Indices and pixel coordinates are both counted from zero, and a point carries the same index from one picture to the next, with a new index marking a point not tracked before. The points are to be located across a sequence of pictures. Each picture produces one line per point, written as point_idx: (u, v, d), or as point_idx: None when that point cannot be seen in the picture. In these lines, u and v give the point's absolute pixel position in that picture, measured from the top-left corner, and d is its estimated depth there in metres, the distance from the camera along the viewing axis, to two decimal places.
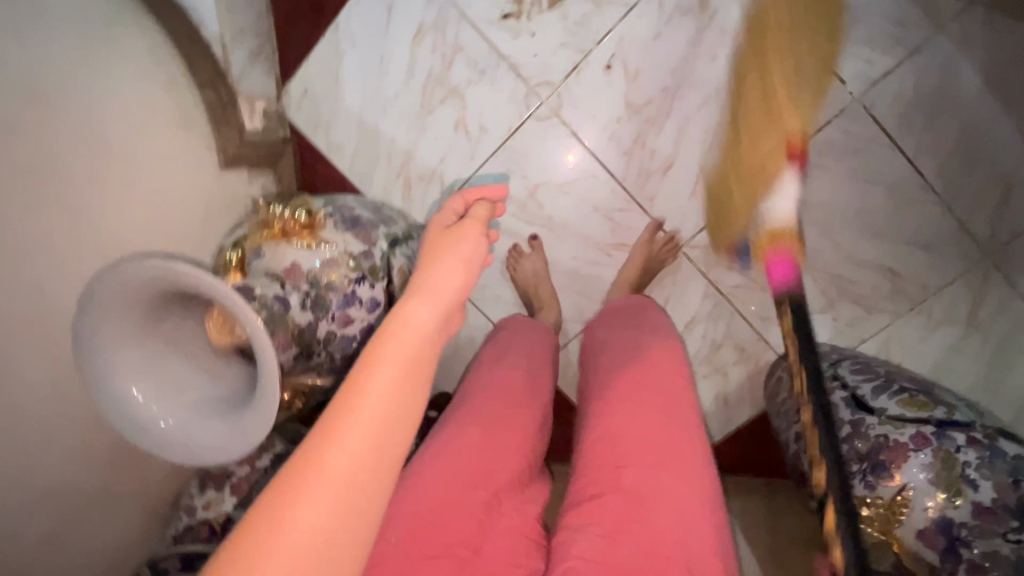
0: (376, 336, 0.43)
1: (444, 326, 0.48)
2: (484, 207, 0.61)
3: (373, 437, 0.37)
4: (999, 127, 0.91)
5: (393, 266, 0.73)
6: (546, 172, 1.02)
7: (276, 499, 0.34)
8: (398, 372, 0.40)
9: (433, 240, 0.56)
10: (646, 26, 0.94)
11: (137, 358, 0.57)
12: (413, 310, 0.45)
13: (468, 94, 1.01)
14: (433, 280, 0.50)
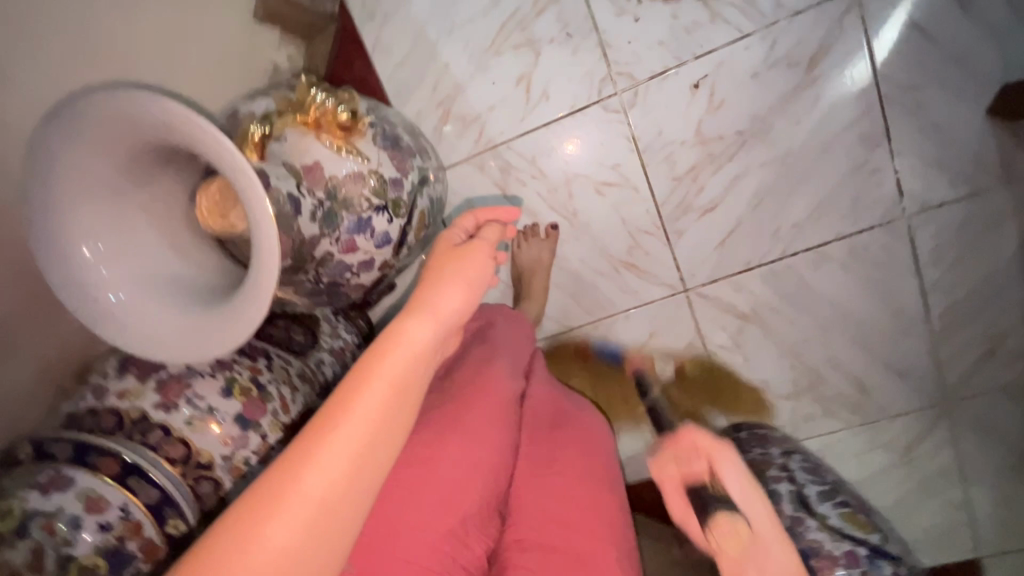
0: (370, 354, 0.43)
1: (436, 351, 0.48)
2: (492, 232, 0.58)
3: (352, 459, 0.38)
4: (1013, 293, 0.92)
5: (416, 206, 0.66)
6: (588, 164, 0.96)
7: (250, 512, 0.35)
8: (384, 397, 0.41)
9: (439, 257, 0.54)
10: (749, 61, 0.89)
11: (97, 211, 0.51)
12: (410, 331, 0.46)
13: (543, 52, 0.93)
14: (434, 298, 0.50)
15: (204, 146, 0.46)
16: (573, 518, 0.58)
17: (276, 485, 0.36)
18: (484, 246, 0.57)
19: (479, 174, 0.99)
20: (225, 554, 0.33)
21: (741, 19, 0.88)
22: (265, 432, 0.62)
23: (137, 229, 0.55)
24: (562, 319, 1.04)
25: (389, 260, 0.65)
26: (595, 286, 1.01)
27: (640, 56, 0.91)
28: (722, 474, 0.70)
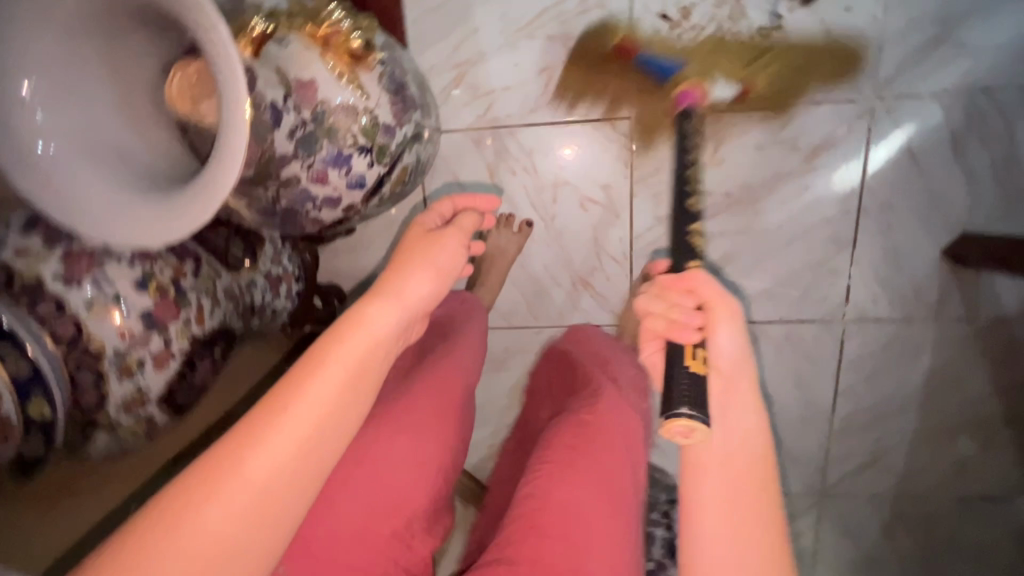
0: (329, 336, 0.45)
1: (398, 335, 0.51)
2: (468, 217, 0.65)
3: (299, 440, 0.39)
4: (906, 416, 1.00)
5: (400, 160, 0.63)
6: (580, 176, 0.96)
7: (186, 491, 0.35)
8: (341, 379, 0.43)
9: (415, 242, 0.60)
10: (758, 132, 0.91)
11: (52, 61, 0.49)
12: (371, 315, 0.48)
13: (573, 51, 0.91)
14: (400, 285, 0.53)
15: (192, 24, 0.42)
16: (559, 526, 0.52)
17: (218, 465, 0.36)
18: (459, 233, 0.64)
19: (473, 148, 0.97)
20: (157, 533, 0.34)
21: (766, 89, 0.89)
22: (172, 340, 0.58)
23: (93, 94, 0.52)
24: (508, 315, 1.04)
25: (356, 204, 0.62)
26: (550, 294, 1.02)
27: (663, 90, 0.91)
28: (712, 332, 0.55)
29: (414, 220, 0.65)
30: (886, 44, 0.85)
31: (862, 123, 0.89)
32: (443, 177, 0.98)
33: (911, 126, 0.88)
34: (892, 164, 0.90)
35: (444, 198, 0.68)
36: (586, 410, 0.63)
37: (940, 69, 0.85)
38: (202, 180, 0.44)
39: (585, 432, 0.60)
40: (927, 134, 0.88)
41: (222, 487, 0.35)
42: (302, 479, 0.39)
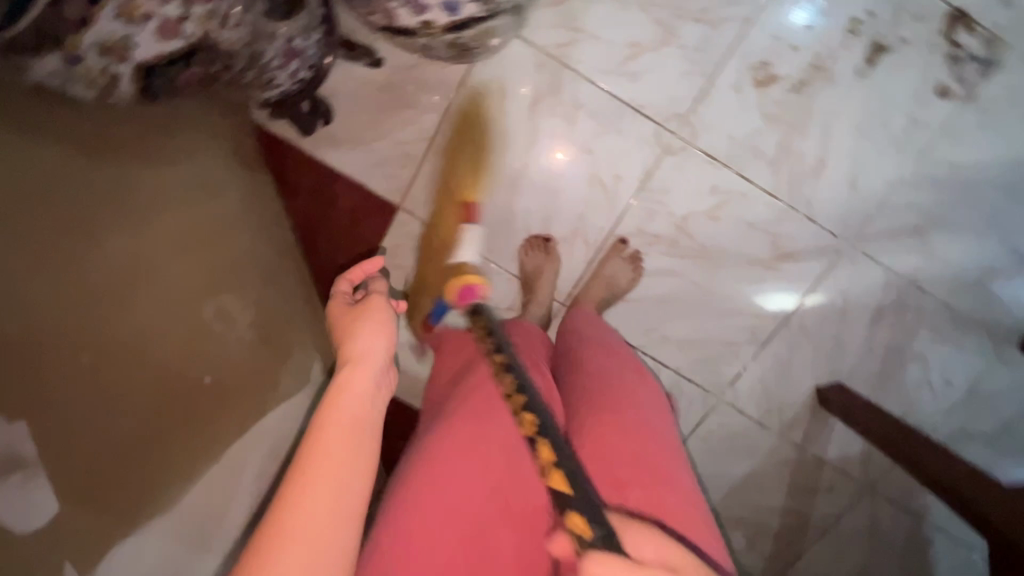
0: (322, 406, 0.57)
1: (378, 385, 0.63)
2: (379, 283, 0.76)
3: (328, 493, 0.49)
4: (713, 495, 1.15)
5: (495, 18, 0.62)
6: (604, 155, 0.99)
7: (257, 551, 0.45)
8: (342, 436, 0.54)
9: (344, 320, 0.70)
10: (758, 214, 0.99)
11: None
12: (348, 382, 0.60)
13: (667, 48, 0.93)
14: (360, 346, 0.65)
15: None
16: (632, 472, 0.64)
17: (272, 525, 0.46)
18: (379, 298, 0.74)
19: (533, 69, 0.96)
20: None
21: (786, 184, 0.97)
22: (189, 17, 0.52)
23: None
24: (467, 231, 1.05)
25: (435, 27, 0.60)
26: (514, 235, 1.05)
27: (713, 129, 0.95)
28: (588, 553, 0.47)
29: (329, 304, 0.75)
30: (883, 208, 0.97)
31: (827, 258, 1.00)
32: (490, 75, 0.98)
33: (857, 280, 1.01)
34: (828, 301, 1.03)
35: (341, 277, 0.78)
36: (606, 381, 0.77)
37: (903, 252, 0.99)
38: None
39: (605, 397, 0.73)
40: (863, 294, 1.02)
41: (287, 535, 0.45)
42: (341, 516, 0.49)
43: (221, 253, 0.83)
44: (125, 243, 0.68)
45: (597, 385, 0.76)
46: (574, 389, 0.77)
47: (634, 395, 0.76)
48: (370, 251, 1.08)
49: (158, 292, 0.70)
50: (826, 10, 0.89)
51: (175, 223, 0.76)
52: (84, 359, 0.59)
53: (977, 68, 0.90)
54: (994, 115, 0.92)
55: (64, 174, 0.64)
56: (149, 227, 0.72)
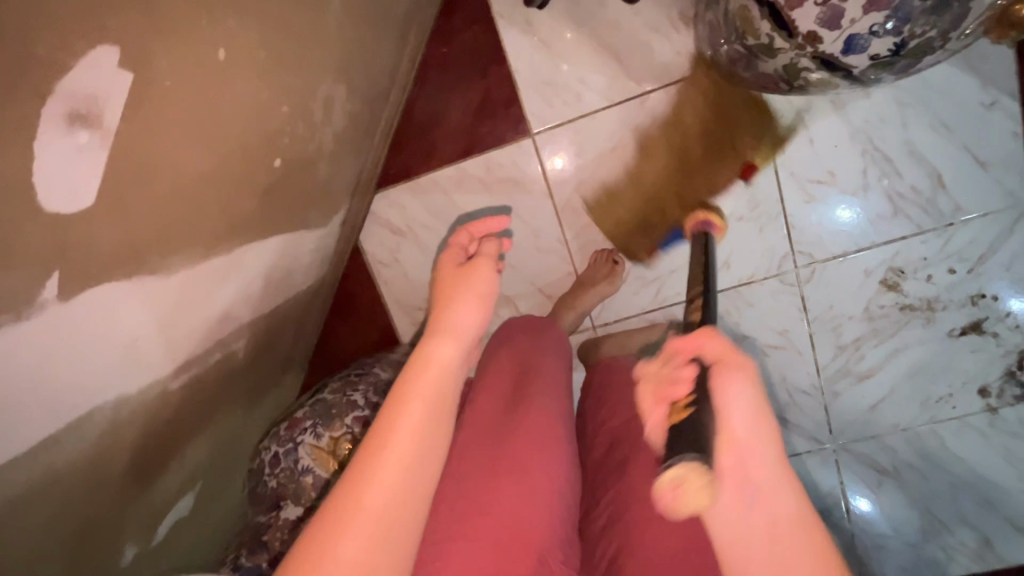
0: (405, 372, 0.48)
1: (463, 363, 0.53)
2: (490, 245, 0.64)
3: (401, 472, 0.41)
4: None
5: (839, 80, 0.58)
6: (731, 240, 0.97)
7: (317, 533, 0.38)
8: (421, 421, 0.45)
9: (448, 277, 0.59)
10: (793, 377, 1.03)
11: None
12: (437, 353, 0.50)
13: (850, 199, 0.93)
14: (454, 315, 0.55)
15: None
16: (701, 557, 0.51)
17: (336, 504, 0.39)
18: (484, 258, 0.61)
19: (743, 123, 0.91)
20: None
21: (832, 370, 1.02)
22: None
23: None
24: (569, 203, 0.97)
25: (802, 44, 0.54)
26: (605, 239, 0.98)
27: (823, 289, 0.98)
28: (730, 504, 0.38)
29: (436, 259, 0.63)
30: (874, 438, 1.05)
31: (809, 445, 1.07)
32: (724, 112, 0.91)
33: (812, 476, 1.09)
34: None
35: (461, 230, 0.66)
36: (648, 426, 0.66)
37: (858, 478, 1.08)
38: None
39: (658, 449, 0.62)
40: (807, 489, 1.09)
41: (353, 518, 0.38)
42: (410, 501, 0.41)
43: (359, 48, 0.71)
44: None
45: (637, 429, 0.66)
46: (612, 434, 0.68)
47: None
48: (473, 152, 0.96)
49: (301, 33, 0.57)
50: (972, 270, 0.94)
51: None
52: (219, 53, 0.45)
53: (1016, 393, 0.99)
54: (995, 431, 1.02)
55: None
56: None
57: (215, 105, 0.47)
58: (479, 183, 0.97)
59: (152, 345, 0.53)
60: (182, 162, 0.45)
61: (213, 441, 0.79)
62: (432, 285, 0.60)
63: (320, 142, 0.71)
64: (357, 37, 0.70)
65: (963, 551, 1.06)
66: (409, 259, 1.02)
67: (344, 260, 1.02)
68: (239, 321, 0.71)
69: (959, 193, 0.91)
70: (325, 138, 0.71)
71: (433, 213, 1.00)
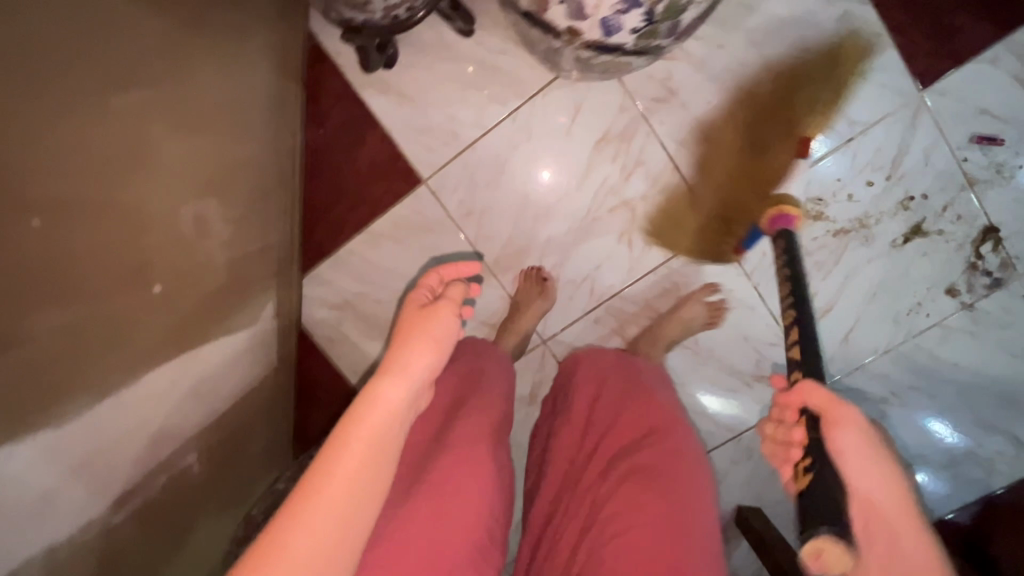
0: (351, 412, 0.53)
1: (411, 403, 0.58)
2: (455, 288, 0.69)
3: (335, 517, 0.46)
4: None
5: (632, 57, 0.57)
6: (645, 220, 0.97)
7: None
8: (361, 457, 0.50)
9: (410, 319, 0.65)
10: (757, 332, 1.00)
11: None
12: (383, 393, 0.55)
13: (742, 146, 0.93)
14: (404, 359, 0.59)
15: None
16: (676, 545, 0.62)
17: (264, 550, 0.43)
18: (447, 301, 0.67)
19: (615, 110, 0.92)
20: None
21: None
22: None
23: None
24: (480, 236, 1.00)
25: (577, 39, 0.54)
26: (525, 256, 1.00)
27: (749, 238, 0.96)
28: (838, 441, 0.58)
29: (406, 294, 0.69)
30: (861, 369, 1.01)
31: None
32: (596, 108, 0.93)
33: None
34: None
35: (431, 272, 0.72)
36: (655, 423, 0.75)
37: (860, 414, 1.03)
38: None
39: (649, 443, 0.71)
40: None
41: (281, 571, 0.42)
42: (339, 550, 0.46)
43: (213, 159, 0.75)
44: (125, 113, 0.59)
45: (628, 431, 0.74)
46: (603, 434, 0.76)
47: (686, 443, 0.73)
48: (377, 215, 1.00)
49: (133, 171, 0.60)
50: (891, 176, 0.91)
51: (174, 106, 0.67)
52: (33, 222, 0.48)
53: (986, 282, 0.95)
54: (981, 328, 0.97)
55: (88, 21, 0.54)
56: (147, 106, 0.62)
57: (53, 263, 0.50)
58: (392, 241, 1.01)
59: (71, 493, 0.57)
60: (34, 326, 0.49)
61: (203, 559, 0.82)
62: (399, 322, 0.66)
63: (206, 249, 0.75)
64: (207, 149, 0.74)
65: (999, 459, 1.01)
66: (354, 329, 1.06)
67: (295, 348, 1.07)
68: (178, 440, 0.74)
69: (847, 107, 0.90)
70: (210, 249, 0.76)
71: (361, 280, 1.04)
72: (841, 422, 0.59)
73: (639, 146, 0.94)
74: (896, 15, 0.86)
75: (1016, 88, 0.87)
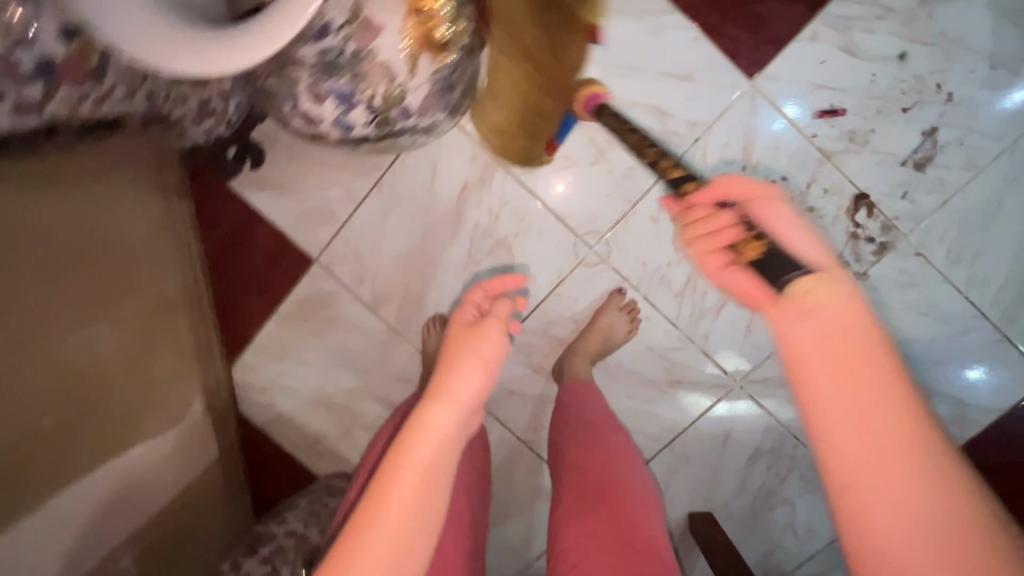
0: (405, 441, 0.62)
1: (461, 426, 0.65)
2: (501, 306, 0.76)
3: (392, 545, 0.55)
4: None
5: (395, 139, 0.62)
6: (524, 254, 1.00)
7: None
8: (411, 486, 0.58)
9: (458, 341, 0.72)
10: (659, 338, 1.01)
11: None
12: (432, 419, 0.64)
13: (596, 166, 0.96)
14: (459, 382, 0.67)
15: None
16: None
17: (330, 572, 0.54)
18: (494, 320, 0.74)
19: (468, 160, 0.97)
20: None
21: (686, 317, 1.00)
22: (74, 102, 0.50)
23: None
24: (377, 299, 1.05)
25: (329, 138, 0.59)
26: (422, 308, 1.05)
27: (625, 252, 0.98)
28: (766, 220, 0.52)
29: (455, 316, 0.78)
30: (772, 356, 1.01)
31: (716, 392, 1.03)
32: (452, 162, 0.98)
33: (741, 418, 1.04)
34: (709, 434, 1.05)
35: (476, 289, 0.82)
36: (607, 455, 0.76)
37: (782, 400, 1.03)
38: (241, 39, 0.40)
39: (600, 487, 0.71)
40: (742, 433, 1.05)
41: None
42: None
43: (104, 282, 0.84)
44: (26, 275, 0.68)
45: (583, 470, 0.74)
46: (564, 470, 0.76)
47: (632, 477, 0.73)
48: (281, 298, 1.07)
49: (34, 332, 0.69)
50: (745, 167, 0.92)
51: (64, 250, 0.75)
52: None
53: (872, 248, 0.93)
54: (883, 295, 0.95)
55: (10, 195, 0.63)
56: (40, 267, 0.70)
57: None
58: (300, 319, 1.08)
59: None
60: None
61: None
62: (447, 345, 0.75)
63: (104, 366, 0.83)
64: (98, 277, 0.83)
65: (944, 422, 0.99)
66: (287, 405, 1.12)
67: (240, 434, 1.14)
68: (107, 547, 0.82)
69: (683, 110, 0.91)
70: (111, 367, 0.85)
71: (282, 361, 1.10)
72: (767, 198, 0.53)
73: (500, 188, 0.98)
74: (706, 16, 0.88)
75: (843, 57, 0.87)
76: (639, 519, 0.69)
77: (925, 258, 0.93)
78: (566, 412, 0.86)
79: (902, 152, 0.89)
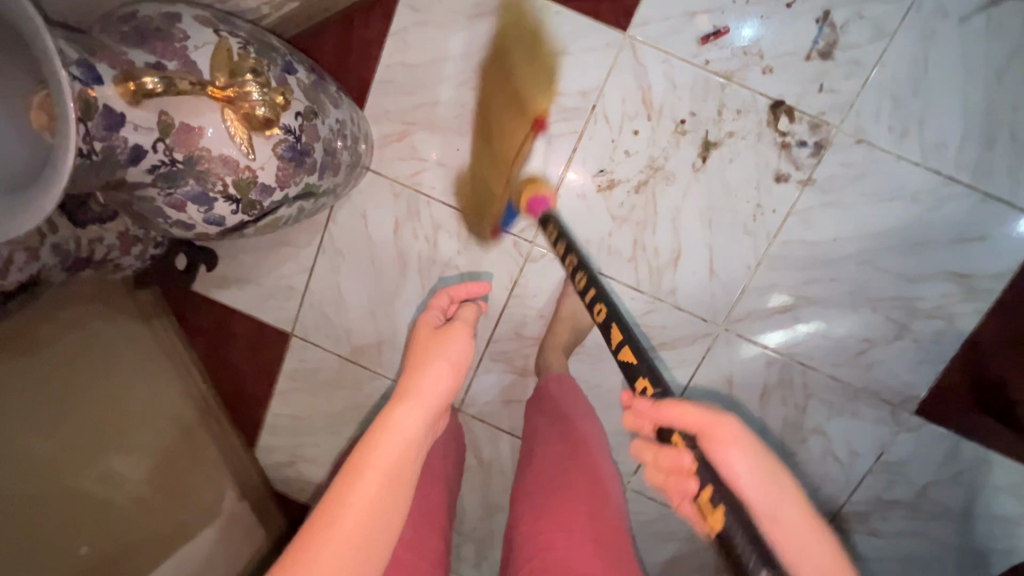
0: (365, 444, 0.50)
1: (429, 430, 0.54)
2: (466, 311, 0.68)
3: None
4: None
5: (275, 213, 0.66)
6: (471, 268, 1.01)
7: None
8: (373, 496, 0.47)
9: (425, 345, 0.62)
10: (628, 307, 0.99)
11: None
12: (398, 423, 0.52)
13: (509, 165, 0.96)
14: (423, 384, 0.56)
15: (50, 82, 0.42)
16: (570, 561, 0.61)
17: None
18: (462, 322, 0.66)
19: (392, 198, 1.01)
20: None
21: (647, 279, 0.97)
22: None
23: None
24: (358, 350, 1.10)
25: (210, 234, 0.64)
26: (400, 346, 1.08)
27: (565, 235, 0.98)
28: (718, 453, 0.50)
29: (417, 317, 0.67)
30: (748, 290, 0.96)
31: (706, 341, 0.98)
32: (378, 204, 1.01)
33: (740, 360, 0.98)
34: (712, 385, 0.99)
35: (442, 292, 0.72)
36: (572, 444, 0.74)
37: (782, 331, 0.96)
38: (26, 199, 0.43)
39: (565, 477, 0.70)
40: (745, 374, 0.98)
41: None
42: None
43: (99, 416, 0.90)
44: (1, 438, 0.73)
45: (548, 463, 0.73)
46: (533, 465, 0.75)
47: (592, 464, 0.72)
48: (275, 375, 1.14)
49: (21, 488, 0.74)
50: (650, 116, 0.91)
51: (44, 400, 0.82)
52: None
53: (807, 151, 0.89)
54: (835, 194, 0.90)
55: None
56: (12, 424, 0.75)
57: None
58: (297, 389, 1.14)
59: None
60: None
61: None
62: (412, 349, 0.65)
63: (114, 491, 0.89)
64: (91, 415, 0.88)
65: (952, 299, 0.92)
66: (312, 472, 1.18)
67: (273, 508, 1.19)
68: None
69: (571, 85, 0.92)
70: (125, 489, 0.90)
71: (294, 431, 1.16)
72: (728, 439, 0.50)
73: (429, 213, 1.00)
74: None
75: None
76: (600, 503, 0.67)
77: (868, 144, 0.88)
78: (537, 407, 0.84)
79: (801, 48, 0.87)
